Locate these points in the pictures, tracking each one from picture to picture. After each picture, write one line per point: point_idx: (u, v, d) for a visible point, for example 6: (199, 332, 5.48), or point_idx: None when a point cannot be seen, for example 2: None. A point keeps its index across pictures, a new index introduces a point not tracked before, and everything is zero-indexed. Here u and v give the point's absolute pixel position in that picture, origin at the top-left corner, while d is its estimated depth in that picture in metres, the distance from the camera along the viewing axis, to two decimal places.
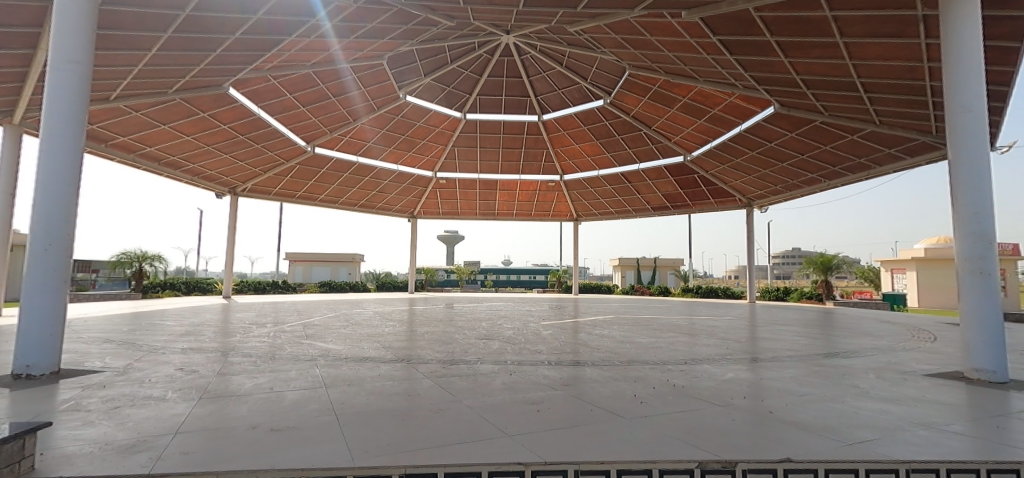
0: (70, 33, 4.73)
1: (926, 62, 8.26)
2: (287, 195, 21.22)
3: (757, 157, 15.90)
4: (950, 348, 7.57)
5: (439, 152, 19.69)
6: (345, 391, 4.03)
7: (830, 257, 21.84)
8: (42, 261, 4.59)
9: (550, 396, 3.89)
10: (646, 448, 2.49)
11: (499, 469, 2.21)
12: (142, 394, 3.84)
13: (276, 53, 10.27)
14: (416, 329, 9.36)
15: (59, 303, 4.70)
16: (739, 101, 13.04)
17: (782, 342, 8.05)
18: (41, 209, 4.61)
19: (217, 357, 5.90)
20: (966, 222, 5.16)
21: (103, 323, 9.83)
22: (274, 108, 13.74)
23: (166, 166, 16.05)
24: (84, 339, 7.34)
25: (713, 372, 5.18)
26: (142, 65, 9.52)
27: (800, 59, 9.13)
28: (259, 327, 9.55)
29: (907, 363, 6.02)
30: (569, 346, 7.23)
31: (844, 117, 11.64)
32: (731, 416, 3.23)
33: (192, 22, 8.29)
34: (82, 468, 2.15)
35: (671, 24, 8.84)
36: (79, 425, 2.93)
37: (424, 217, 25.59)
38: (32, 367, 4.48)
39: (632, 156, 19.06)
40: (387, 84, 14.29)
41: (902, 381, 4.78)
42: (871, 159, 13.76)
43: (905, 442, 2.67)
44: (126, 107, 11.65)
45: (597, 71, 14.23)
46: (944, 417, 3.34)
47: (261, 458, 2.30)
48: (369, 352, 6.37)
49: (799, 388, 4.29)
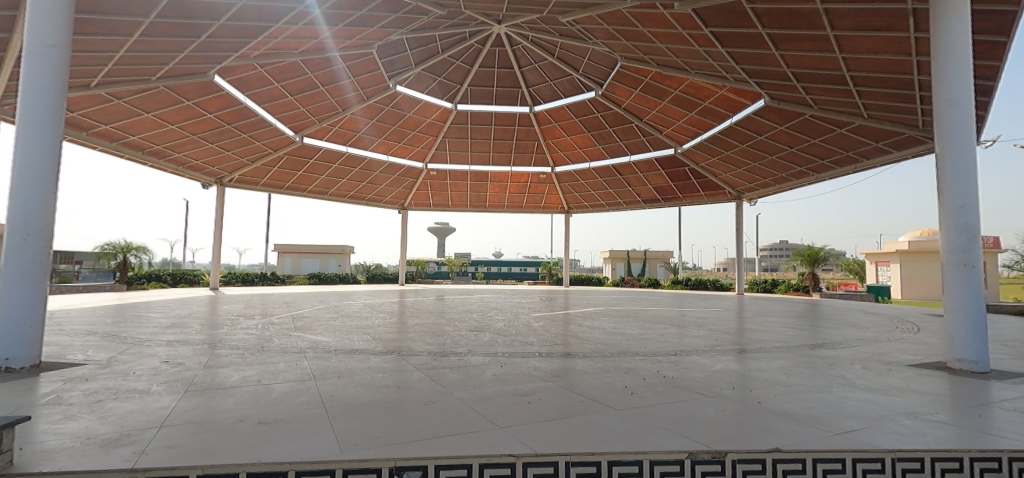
0: (48, 15, 4.56)
1: (915, 56, 8.30)
2: (275, 186, 20.87)
3: (747, 150, 16.00)
4: (932, 339, 7.73)
5: (430, 143, 19.47)
6: (335, 383, 3.99)
7: (817, 250, 22.43)
8: (21, 253, 4.45)
9: (542, 388, 3.88)
10: (637, 439, 2.51)
11: (488, 461, 2.21)
12: (127, 387, 3.77)
13: (263, 40, 10.01)
14: (407, 322, 9.32)
15: (39, 296, 4.57)
16: (730, 94, 13.05)
17: (769, 333, 8.19)
18: (18, 196, 4.46)
19: (203, 349, 5.80)
20: (951, 215, 5.24)
21: (87, 316, 9.63)
22: (261, 97, 13.47)
23: (151, 155, 15.67)
24: (68, 332, 7.19)
25: (703, 363, 5.22)
26: (123, 51, 9.25)
27: (790, 52, 9.14)
28: (247, 319, 9.40)
29: (891, 353, 6.16)
30: (560, 338, 7.24)
31: (833, 111, 11.71)
32: (720, 408, 3.26)
33: (176, 6, 8.06)
34: (63, 463, 2.10)
35: (664, 16, 8.77)
36: (60, 419, 2.87)
37: (415, 208, 25.43)
38: (12, 360, 4.36)
39: (623, 149, 19.09)
40: (378, 73, 14.04)
41: (887, 371, 4.87)
42: (859, 153, 13.87)
43: (891, 432, 2.71)
44: (108, 94, 11.35)
45: (588, 62, 14.13)
46: (929, 407, 3.40)
47: (250, 451, 2.27)
48: (359, 344, 6.31)
49: (785, 379, 4.36)
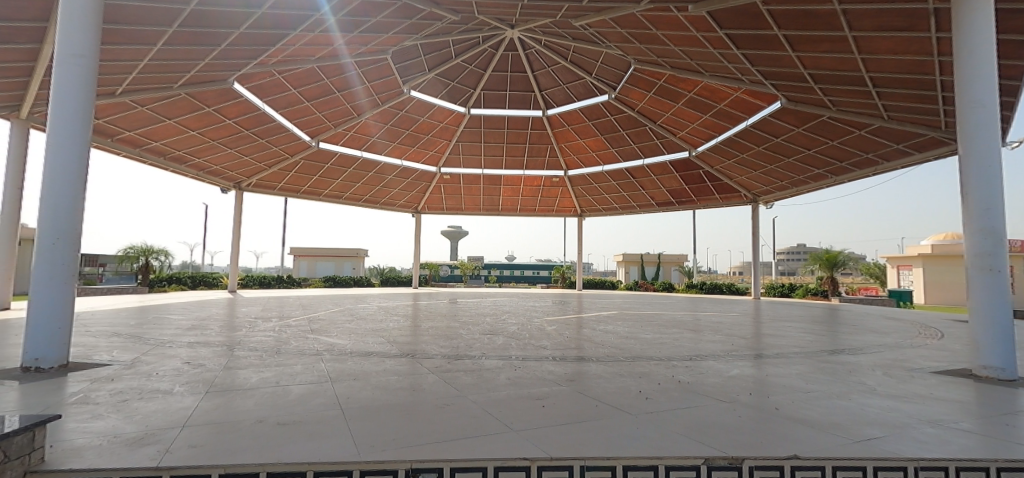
0: (77, 26, 4.74)
1: (937, 56, 8.13)
2: (292, 190, 21.24)
3: (763, 153, 15.80)
4: (957, 346, 7.52)
5: (443, 146, 19.62)
6: (351, 385, 4.06)
7: (836, 253, 21.98)
8: (50, 256, 4.62)
9: (555, 392, 3.90)
10: (652, 444, 2.50)
11: (504, 465, 2.22)
12: (151, 388, 3.88)
13: (280, 48, 10.23)
14: (421, 324, 9.40)
15: (67, 298, 4.73)
16: (745, 96, 12.91)
17: (786, 338, 8.07)
18: (48, 202, 4.62)
19: (223, 351, 5.92)
20: (976, 219, 5.10)
21: (110, 318, 9.87)
22: (279, 103, 13.74)
23: (172, 160, 16.10)
24: (94, 333, 7.41)
25: (718, 368, 5.17)
26: (147, 59, 9.54)
27: (808, 53, 9.02)
28: (264, 321, 9.56)
29: (913, 360, 6.00)
30: (573, 342, 7.23)
31: (852, 112, 11.50)
32: (737, 414, 3.22)
33: (197, 16, 8.29)
34: (92, 461, 2.17)
35: (678, 18, 8.74)
36: (87, 418, 2.96)
37: (429, 212, 25.64)
38: (41, 360, 4.53)
39: (637, 152, 19.01)
40: (392, 78, 14.22)
41: (909, 378, 4.76)
42: (879, 155, 13.60)
43: (913, 440, 2.66)
44: (132, 101, 11.70)
45: (601, 66, 14.11)
46: (953, 415, 3.32)
47: (268, 452, 2.32)
48: (374, 347, 6.38)
49: (804, 385, 4.29)
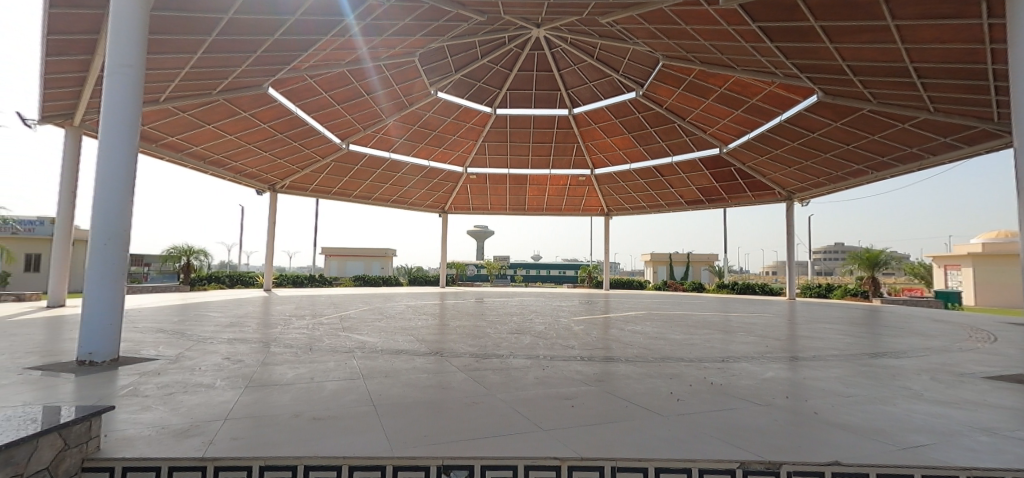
0: (126, 38, 5.02)
1: (989, 43, 7.66)
2: (323, 191, 21.83)
3: (798, 149, 15.24)
4: (1013, 350, 7.07)
5: (469, 147, 19.77)
6: (382, 382, 4.15)
7: (877, 252, 21.00)
8: (102, 255, 4.90)
9: (584, 392, 3.88)
10: (684, 446, 2.46)
11: (534, 463, 2.24)
12: (194, 382, 4.07)
13: (311, 53, 10.54)
14: (449, 323, 9.51)
15: (117, 295, 5.01)
16: (779, 90, 12.49)
17: (824, 340, 7.77)
18: (100, 204, 4.91)
19: (260, 347, 6.15)
20: None
21: (156, 314, 10.40)
22: (311, 106, 14.16)
23: (211, 164, 16.81)
24: (141, 329, 7.82)
25: (752, 370, 5.03)
26: (187, 67, 9.99)
27: (846, 44, 8.66)
28: (298, 319, 9.88)
29: (964, 364, 5.68)
30: (601, 342, 7.16)
31: (895, 105, 10.97)
32: (772, 417, 3.13)
33: (231, 24, 8.59)
34: (143, 450, 2.30)
35: (707, 12, 8.55)
36: (138, 409, 3.14)
37: (455, 212, 25.87)
38: (94, 354, 4.82)
39: (665, 149, 18.66)
40: (419, 80, 14.44)
41: (959, 383, 4.51)
42: (925, 149, 12.91)
43: (963, 448, 2.52)
44: (174, 108, 12.28)
45: (628, 62, 13.93)
46: (1008, 422, 3.13)
47: (306, 446, 2.40)
48: (403, 345, 6.50)
49: (844, 389, 4.13)
